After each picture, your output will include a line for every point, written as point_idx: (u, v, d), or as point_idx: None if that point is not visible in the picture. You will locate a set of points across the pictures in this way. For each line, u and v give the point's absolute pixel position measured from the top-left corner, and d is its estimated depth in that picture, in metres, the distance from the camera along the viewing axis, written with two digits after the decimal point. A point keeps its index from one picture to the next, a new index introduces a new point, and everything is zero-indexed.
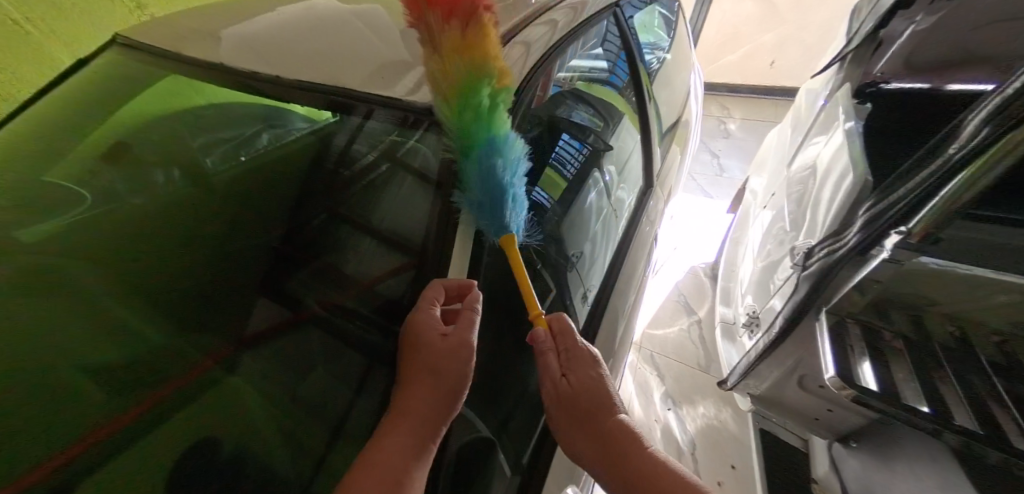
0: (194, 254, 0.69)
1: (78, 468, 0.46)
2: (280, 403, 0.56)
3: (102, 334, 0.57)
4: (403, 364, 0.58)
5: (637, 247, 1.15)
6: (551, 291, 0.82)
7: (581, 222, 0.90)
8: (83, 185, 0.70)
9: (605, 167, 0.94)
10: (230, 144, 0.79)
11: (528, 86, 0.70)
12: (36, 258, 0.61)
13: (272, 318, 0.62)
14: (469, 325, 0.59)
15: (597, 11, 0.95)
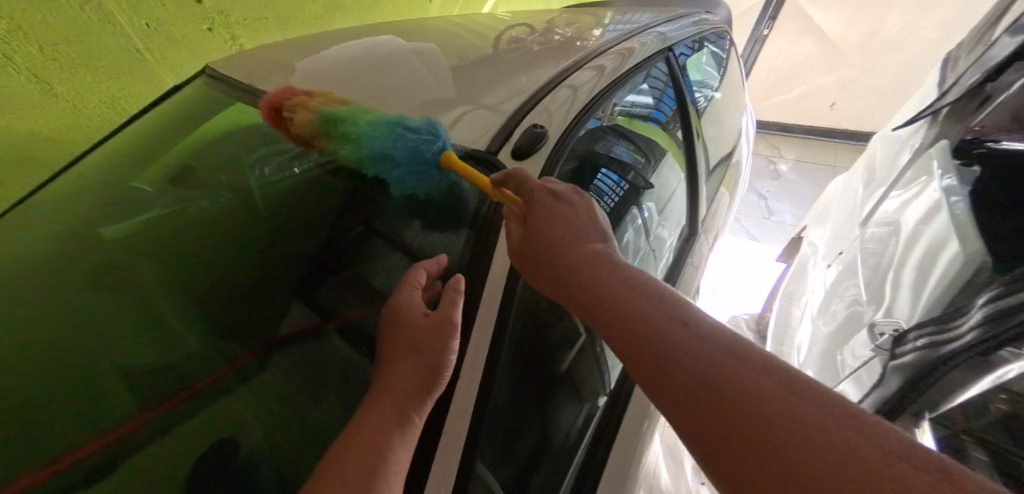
0: (238, 266, 0.73)
1: (97, 463, 0.50)
2: (300, 420, 0.58)
3: (144, 339, 0.61)
4: (386, 346, 0.57)
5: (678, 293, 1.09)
6: (582, 336, 0.81)
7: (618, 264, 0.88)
8: (153, 193, 0.75)
9: (644, 204, 0.92)
10: (285, 156, 0.77)
11: (569, 134, 0.71)
12: (102, 261, 0.66)
13: (301, 328, 0.65)
14: (451, 304, 0.55)
15: (650, 54, 0.95)
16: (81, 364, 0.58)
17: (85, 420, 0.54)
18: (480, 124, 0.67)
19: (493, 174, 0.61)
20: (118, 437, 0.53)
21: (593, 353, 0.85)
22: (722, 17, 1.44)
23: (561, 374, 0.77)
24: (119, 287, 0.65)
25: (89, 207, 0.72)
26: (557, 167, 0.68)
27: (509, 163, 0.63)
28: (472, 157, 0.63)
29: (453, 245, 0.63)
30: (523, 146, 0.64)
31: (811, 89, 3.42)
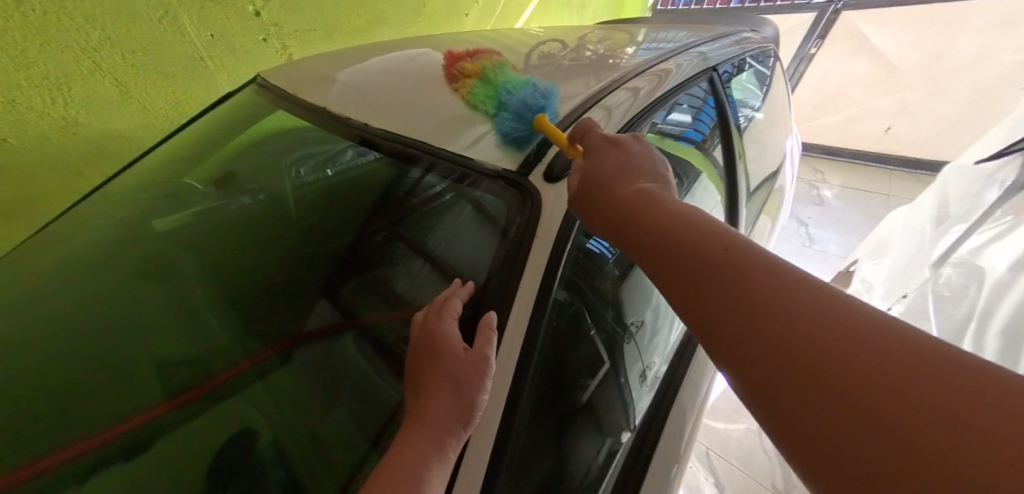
0: (271, 265, 0.78)
1: (137, 436, 0.59)
2: (318, 419, 0.62)
3: (186, 333, 0.69)
4: (417, 375, 0.56)
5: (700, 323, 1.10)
6: (605, 365, 0.76)
7: (645, 290, 0.87)
8: (200, 193, 0.80)
9: None
10: (319, 158, 0.80)
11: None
12: (156, 254, 0.73)
13: (326, 325, 0.70)
14: (486, 341, 0.54)
15: (690, 77, 0.92)
16: (131, 352, 0.66)
17: (132, 399, 0.62)
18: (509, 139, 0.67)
19: (527, 211, 0.60)
20: (157, 416, 0.61)
21: (616, 385, 0.80)
22: (769, 35, 1.37)
23: (579, 407, 0.71)
24: (165, 279, 0.72)
25: (142, 201, 0.78)
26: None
27: (541, 188, 0.61)
28: (507, 185, 0.62)
29: (472, 263, 0.63)
30: (558, 166, 0.63)
31: (866, 112, 3.21)
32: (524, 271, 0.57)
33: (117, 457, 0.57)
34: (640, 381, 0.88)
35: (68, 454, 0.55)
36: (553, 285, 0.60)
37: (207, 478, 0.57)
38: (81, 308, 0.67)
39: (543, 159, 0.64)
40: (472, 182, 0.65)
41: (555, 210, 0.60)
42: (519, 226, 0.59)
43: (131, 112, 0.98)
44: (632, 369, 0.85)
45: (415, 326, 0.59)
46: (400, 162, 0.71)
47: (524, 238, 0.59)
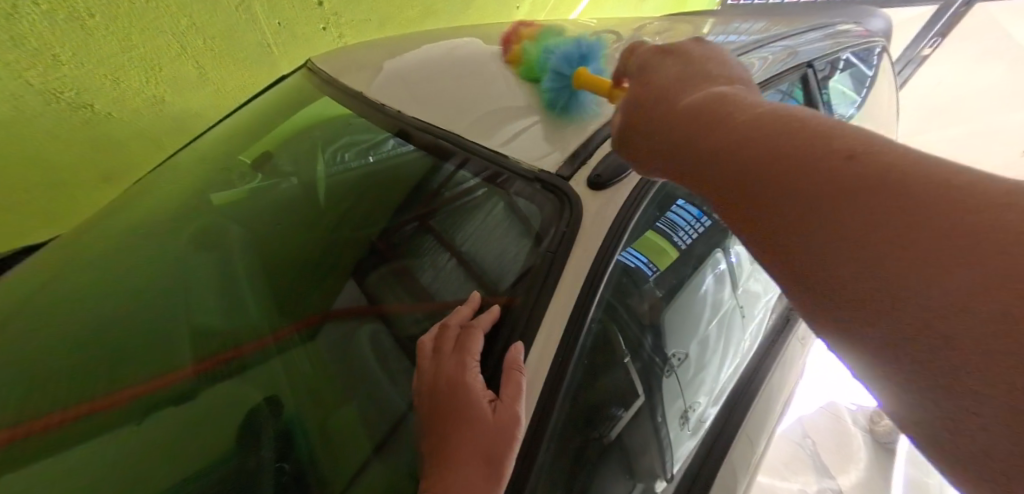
0: (308, 247, 0.82)
1: (185, 386, 0.67)
2: (336, 406, 0.65)
3: (226, 306, 0.74)
4: (439, 422, 0.51)
5: (756, 364, 0.99)
6: (639, 398, 0.69)
7: (692, 319, 0.78)
8: (251, 172, 0.85)
9: (732, 248, 0.85)
10: (361, 145, 0.82)
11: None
12: (207, 228, 0.80)
13: (356, 308, 0.72)
14: (516, 386, 0.49)
15: (774, 75, 0.80)
16: (176, 315, 0.72)
17: (169, 358, 0.69)
18: (550, 139, 0.64)
19: (563, 221, 0.55)
20: (185, 376, 0.68)
21: (651, 424, 0.72)
22: (874, 27, 1.18)
23: (609, 442, 0.66)
24: (213, 252, 0.78)
25: (198, 176, 0.84)
26: (642, 204, 0.59)
27: (585, 196, 0.56)
28: (543, 187, 0.58)
29: (496, 264, 0.63)
30: (606, 174, 0.57)
31: (997, 128, 2.67)
32: (557, 288, 0.53)
33: (171, 401, 0.65)
34: (681, 423, 0.79)
35: (119, 397, 0.64)
36: (591, 310, 0.54)
37: (231, 433, 0.64)
38: (136, 272, 0.74)
39: (588, 165, 0.59)
40: (504, 181, 0.62)
41: (596, 222, 0.55)
42: (558, 235, 0.55)
43: (206, 93, 1.09)
44: (671, 406, 0.76)
45: (426, 364, 0.55)
46: (433, 156, 0.70)
47: (565, 244, 0.54)
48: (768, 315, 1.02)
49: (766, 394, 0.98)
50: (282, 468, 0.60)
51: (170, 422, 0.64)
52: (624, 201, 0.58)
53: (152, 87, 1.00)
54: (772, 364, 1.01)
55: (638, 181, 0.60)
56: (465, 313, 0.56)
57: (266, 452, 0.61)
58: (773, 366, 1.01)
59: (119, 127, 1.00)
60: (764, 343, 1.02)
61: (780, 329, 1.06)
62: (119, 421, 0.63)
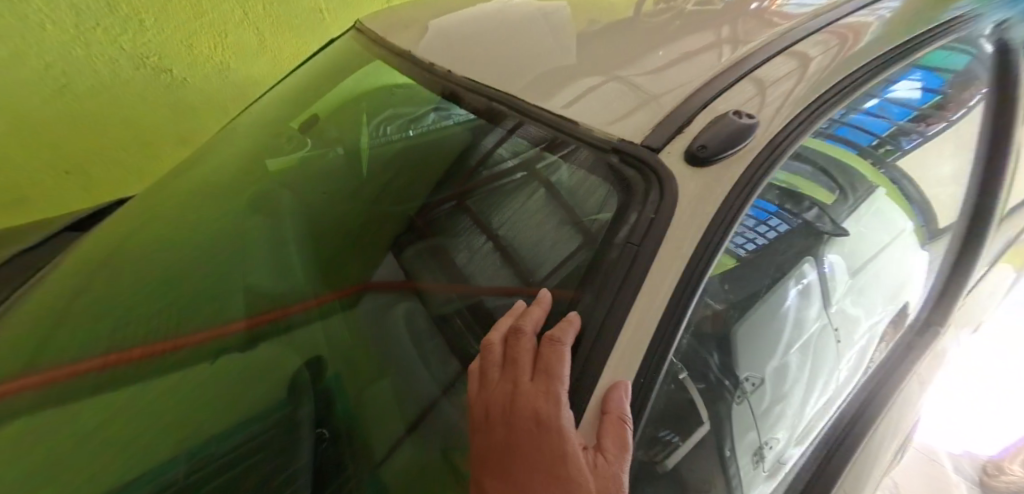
0: (353, 214, 0.83)
1: (246, 338, 0.69)
2: (372, 380, 0.63)
3: (275, 268, 0.76)
4: (512, 467, 0.37)
5: (859, 408, 0.84)
6: (700, 428, 0.59)
7: (771, 338, 0.67)
8: (309, 138, 0.89)
9: (825, 257, 0.74)
10: (405, 118, 0.86)
11: (788, 139, 0.51)
12: (265, 190, 0.83)
13: (397, 280, 0.69)
14: (621, 435, 0.37)
15: (895, 54, 0.67)
16: (234, 272, 0.76)
17: (221, 313, 0.72)
18: (614, 107, 0.55)
19: (649, 206, 0.43)
20: (237, 331, 0.70)
21: (717, 458, 0.63)
22: None
23: (665, 471, 0.57)
24: (269, 213, 0.81)
25: (261, 141, 0.88)
26: (756, 192, 0.47)
27: (681, 175, 0.45)
28: (620, 162, 0.48)
29: (532, 249, 0.58)
30: (714, 145, 0.45)
31: None
32: (642, 285, 0.40)
33: (231, 349, 0.68)
34: (754, 461, 0.69)
35: (182, 344, 0.68)
36: (678, 330, 0.41)
37: (275, 392, 0.64)
38: (202, 230, 0.79)
39: (685, 136, 0.48)
40: (567, 153, 0.54)
41: (696, 207, 0.43)
42: (643, 226, 0.43)
43: (262, 58, 1.39)
44: (741, 440, 0.66)
45: (494, 380, 0.41)
46: (486, 121, 0.65)
47: (653, 230, 0.42)
48: (874, 352, 0.88)
49: (868, 444, 0.84)
50: (322, 433, 0.61)
51: (217, 375, 0.66)
52: (734, 187, 0.45)
53: (218, 54, 1.29)
54: (880, 409, 0.85)
55: (752, 161, 0.47)
56: (539, 316, 0.43)
57: (307, 413, 0.63)
58: (881, 409, 0.86)
59: (191, 93, 1.29)
60: (865, 386, 0.87)
61: (891, 368, 0.90)
62: (177, 366, 0.66)
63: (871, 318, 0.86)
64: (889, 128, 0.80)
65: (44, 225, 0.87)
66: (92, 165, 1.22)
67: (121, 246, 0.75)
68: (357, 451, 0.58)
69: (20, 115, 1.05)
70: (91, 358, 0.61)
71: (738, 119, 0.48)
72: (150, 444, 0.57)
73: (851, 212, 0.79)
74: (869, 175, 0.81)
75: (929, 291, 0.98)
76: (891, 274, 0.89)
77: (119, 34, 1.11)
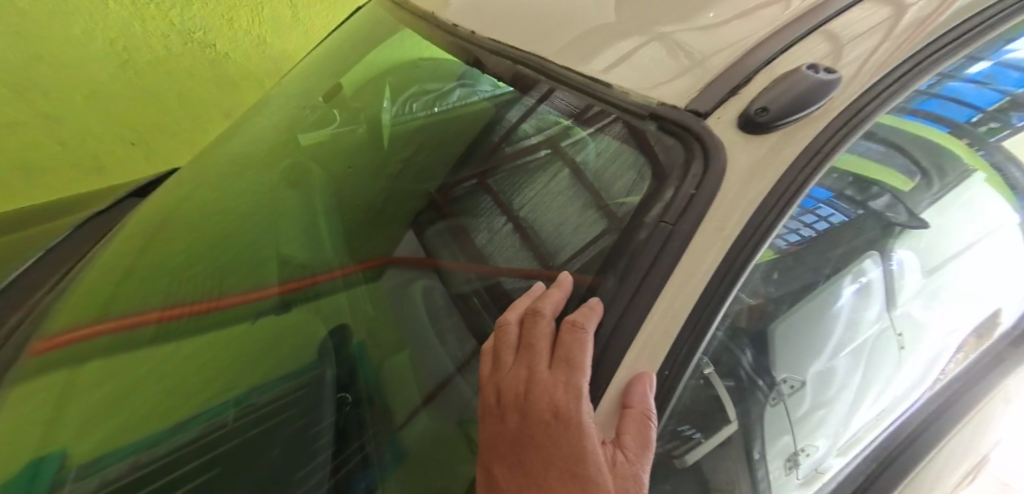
0: (381, 184, 0.83)
1: (280, 301, 0.69)
2: (388, 351, 0.62)
3: (302, 236, 0.76)
4: (522, 459, 0.34)
5: (924, 422, 0.73)
6: (728, 426, 0.53)
7: (819, 338, 0.60)
8: (345, 109, 0.90)
9: (891, 261, 0.64)
10: (431, 95, 0.89)
11: (870, 108, 0.44)
12: (301, 159, 0.85)
13: (416, 254, 0.69)
14: (643, 433, 0.33)
15: (1011, 3, 0.56)
16: (268, 236, 0.77)
17: (258, 277, 0.72)
18: (655, 71, 0.49)
19: (690, 181, 0.39)
20: (270, 296, 0.70)
21: (743, 459, 0.56)
22: None
23: (683, 466, 0.50)
24: (301, 184, 0.83)
25: (298, 113, 0.90)
26: (825, 167, 0.40)
27: (731, 143, 0.40)
28: (659, 129, 0.44)
29: (554, 234, 0.53)
30: (775, 109, 0.40)
31: None
32: (684, 260, 0.36)
33: (268, 312, 0.68)
34: (787, 467, 0.61)
35: (222, 303, 0.68)
36: (716, 317, 0.36)
37: (310, 356, 0.63)
38: (235, 195, 0.80)
39: (739, 100, 0.43)
40: (607, 123, 0.50)
41: (743, 185, 0.38)
42: (687, 198, 0.38)
43: (296, 34, 1.46)
44: (773, 443, 0.59)
45: (507, 365, 0.38)
46: (514, 88, 0.63)
47: (697, 204, 0.37)
48: (946, 363, 0.76)
49: (926, 465, 0.73)
50: (344, 397, 0.60)
51: (250, 334, 0.66)
52: (801, 154, 0.39)
53: (256, 28, 1.37)
54: (947, 427, 0.74)
55: (823, 131, 0.41)
56: (558, 299, 0.39)
57: (332, 377, 0.61)
58: (948, 429, 0.75)
59: (231, 66, 1.36)
60: (933, 400, 0.75)
61: (964, 387, 0.78)
62: (221, 324, 0.66)
63: (948, 326, 0.75)
64: (997, 101, 0.71)
65: (110, 191, 0.92)
66: (153, 136, 1.30)
67: (172, 213, 0.77)
68: (377, 412, 0.57)
69: (92, 89, 1.16)
70: (146, 312, 0.63)
71: (815, 74, 0.42)
72: (188, 396, 0.58)
73: (934, 202, 0.68)
74: (963, 156, 0.71)
75: None
76: (976, 280, 0.77)
77: (169, 8, 1.21)
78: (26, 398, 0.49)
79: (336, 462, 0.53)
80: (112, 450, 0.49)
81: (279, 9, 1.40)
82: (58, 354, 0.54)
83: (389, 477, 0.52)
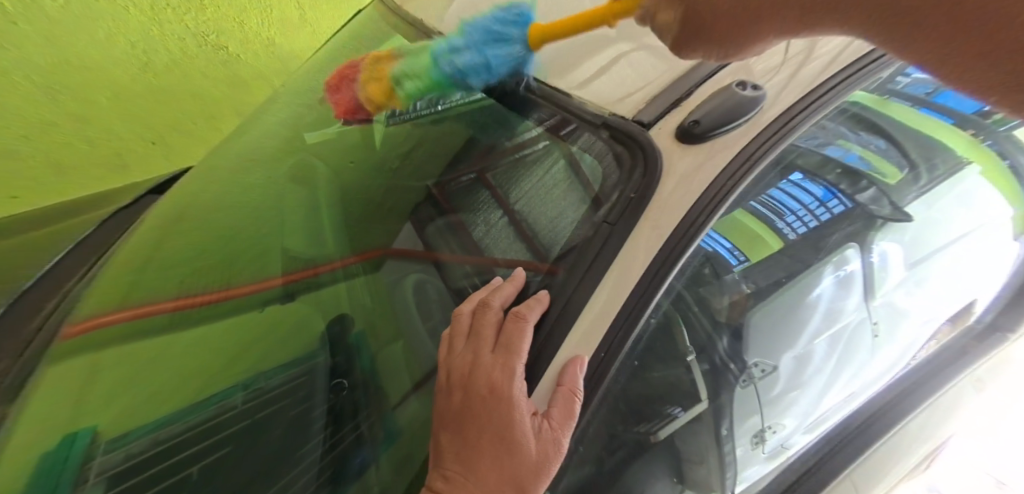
0: (379, 182, 0.87)
1: (285, 292, 0.73)
2: (381, 339, 0.66)
3: (303, 230, 0.81)
4: (464, 427, 0.39)
5: (893, 398, 0.75)
6: (701, 404, 0.55)
7: (795, 326, 0.62)
8: None
9: (870, 256, 0.66)
10: (431, 92, 0.84)
11: (809, 111, 0.46)
12: (303, 157, 0.89)
13: (408, 247, 0.72)
14: (569, 408, 0.38)
15: None
16: (271, 230, 0.81)
17: (264, 268, 0.77)
18: (628, 80, 0.54)
19: (631, 185, 0.43)
20: (274, 287, 0.75)
21: (712, 435, 0.57)
22: None
23: (656, 441, 0.52)
24: (305, 181, 0.87)
25: (300, 114, 0.94)
26: (756, 171, 0.43)
27: (671, 150, 0.44)
28: (611, 137, 0.49)
29: (535, 228, 0.57)
30: (707, 120, 0.44)
31: None
32: (619, 255, 0.40)
33: (273, 301, 0.73)
34: (753, 443, 0.62)
35: (227, 295, 0.73)
36: (650, 305, 0.40)
37: (311, 342, 0.68)
38: (240, 191, 0.84)
39: (683, 108, 0.47)
40: (571, 132, 0.55)
41: (683, 185, 0.42)
42: (625, 201, 0.43)
43: (304, 33, 1.62)
44: (742, 423, 0.60)
45: (458, 349, 0.42)
46: (498, 101, 0.69)
47: (633, 206, 0.42)
48: (917, 351, 0.77)
49: (892, 442, 0.74)
50: (340, 384, 0.64)
51: (256, 321, 0.71)
52: (732, 160, 0.43)
53: (264, 30, 1.50)
54: (917, 403, 0.75)
55: (758, 134, 0.44)
56: (509, 293, 0.43)
57: (327, 362, 0.66)
58: (916, 409, 0.75)
59: (244, 66, 1.47)
60: (903, 379, 0.76)
61: (933, 371, 0.78)
62: (227, 313, 0.71)
63: (924, 317, 0.76)
64: None
65: (128, 189, 0.96)
66: (173, 136, 1.36)
67: (182, 207, 0.80)
68: (371, 394, 0.61)
69: (116, 91, 1.22)
70: (161, 302, 0.67)
71: (742, 89, 0.45)
72: (197, 378, 0.62)
73: (921, 195, 0.69)
74: (963, 148, 0.71)
75: (1008, 289, 0.85)
76: (964, 271, 0.77)
77: (184, 13, 1.31)
78: (59, 379, 0.54)
79: (331, 440, 0.58)
80: (138, 426, 0.54)
81: (286, 10, 1.54)
82: (87, 338, 0.58)
83: (382, 455, 0.56)
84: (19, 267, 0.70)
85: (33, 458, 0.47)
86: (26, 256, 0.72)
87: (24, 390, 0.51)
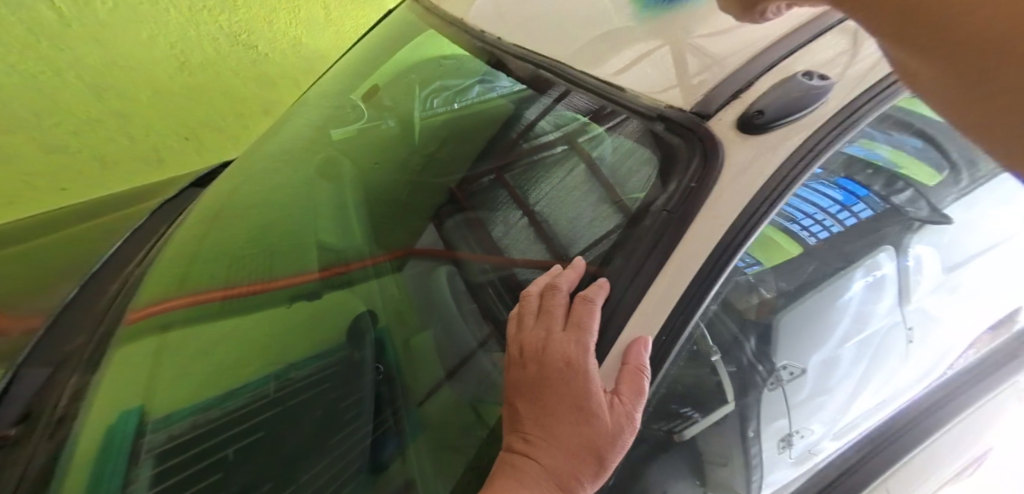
0: (404, 179, 0.88)
1: (319, 286, 0.74)
2: (409, 333, 0.67)
3: (333, 225, 0.82)
4: (542, 396, 0.40)
5: (928, 407, 0.72)
6: (725, 406, 0.54)
7: (823, 330, 0.60)
8: (373, 106, 0.96)
9: (903, 260, 0.64)
10: (453, 90, 0.91)
11: (868, 105, 0.47)
12: (333, 154, 0.90)
13: (433, 245, 0.72)
14: (638, 384, 0.40)
15: None
16: (300, 223, 0.83)
17: (301, 263, 0.77)
18: (674, 72, 0.53)
19: (690, 174, 0.44)
20: (312, 279, 0.75)
21: (737, 435, 0.57)
22: None
23: (680, 441, 0.52)
24: (334, 178, 0.88)
25: (330, 111, 0.96)
26: (818, 162, 0.45)
27: (729, 142, 0.44)
28: (666, 130, 0.49)
29: (557, 231, 0.56)
30: (770, 111, 0.44)
31: None
32: (676, 251, 0.42)
33: (303, 295, 0.74)
34: (780, 446, 0.62)
35: (267, 287, 0.74)
36: (711, 292, 0.42)
37: (342, 332, 0.70)
38: (273, 185, 0.86)
39: (740, 102, 0.47)
40: (616, 124, 0.54)
41: (740, 178, 0.43)
42: (681, 197, 0.44)
43: (328, 33, 1.63)
44: (769, 424, 0.60)
45: (528, 326, 0.44)
46: (533, 89, 0.69)
47: (697, 198, 0.43)
48: (953, 359, 0.74)
49: (926, 450, 0.72)
50: (377, 368, 0.66)
51: (307, 312, 0.72)
52: (796, 150, 0.44)
53: (292, 30, 1.51)
54: (955, 412, 0.73)
55: (820, 124, 0.45)
56: (573, 278, 0.44)
57: (365, 357, 0.67)
58: (951, 419, 0.73)
59: (271, 65, 1.49)
60: (937, 389, 0.73)
61: (970, 379, 0.75)
62: (262, 306, 0.72)
63: (958, 324, 0.73)
64: None
65: (171, 183, 1.01)
66: (206, 132, 1.39)
67: (224, 200, 0.83)
68: (404, 389, 0.63)
69: (157, 89, 1.27)
70: (211, 291, 0.70)
71: (807, 81, 0.46)
72: (246, 362, 0.66)
73: (961, 198, 0.65)
74: None
75: None
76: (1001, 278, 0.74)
77: (220, 13, 1.34)
78: (129, 357, 0.59)
79: (374, 423, 0.61)
80: (179, 408, 0.58)
81: (313, 11, 1.55)
82: (153, 320, 0.63)
83: (417, 438, 0.59)
84: (72, 254, 0.74)
85: (103, 430, 0.52)
86: (79, 249, 0.75)
87: (100, 366, 0.57)
